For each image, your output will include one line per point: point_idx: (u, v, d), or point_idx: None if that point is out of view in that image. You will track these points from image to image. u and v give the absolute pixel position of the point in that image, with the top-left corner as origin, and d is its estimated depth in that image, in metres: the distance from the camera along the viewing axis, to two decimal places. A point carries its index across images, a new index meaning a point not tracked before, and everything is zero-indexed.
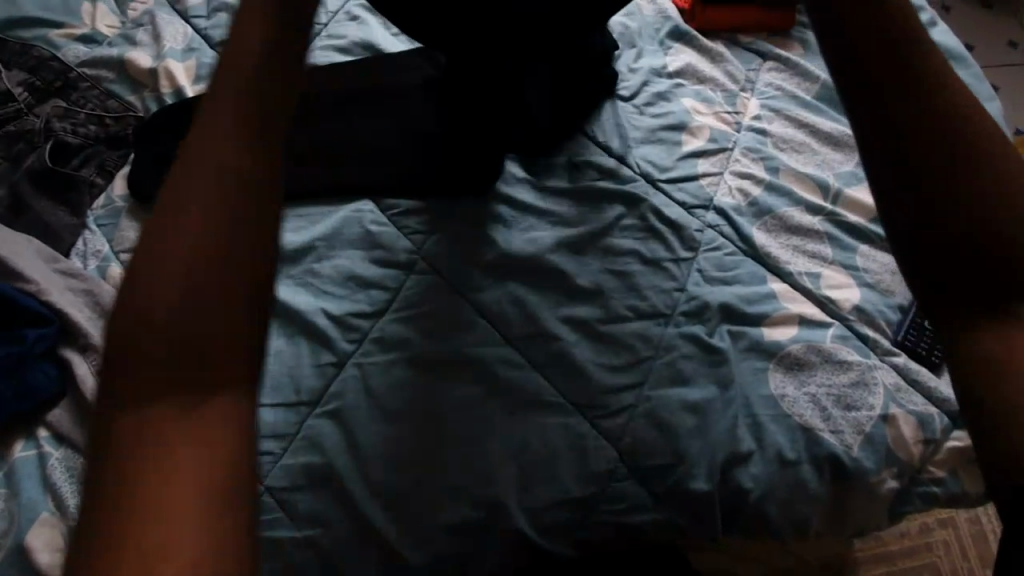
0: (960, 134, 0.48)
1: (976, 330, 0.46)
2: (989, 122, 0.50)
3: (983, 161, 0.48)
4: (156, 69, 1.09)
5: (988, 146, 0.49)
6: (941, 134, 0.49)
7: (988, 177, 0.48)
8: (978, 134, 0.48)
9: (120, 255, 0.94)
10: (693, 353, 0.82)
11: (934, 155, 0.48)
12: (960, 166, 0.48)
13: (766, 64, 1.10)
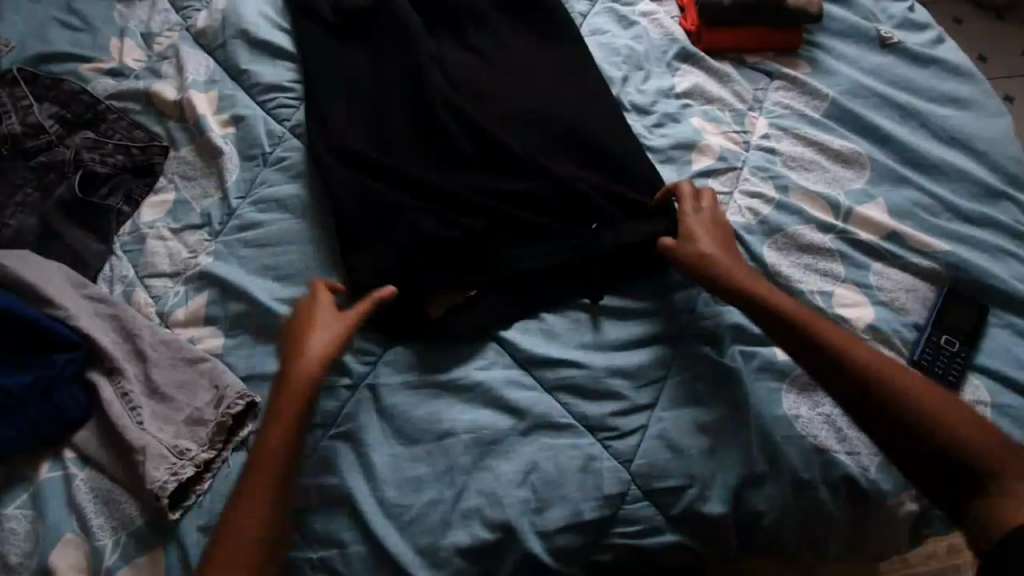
0: (980, 482, 0.67)
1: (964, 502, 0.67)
2: (854, 351, 0.76)
3: (937, 415, 0.71)
4: (180, 101, 1.14)
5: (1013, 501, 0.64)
6: (729, 284, 0.83)
7: (891, 380, 0.74)
8: (870, 354, 0.76)
9: (145, 279, 0.98)
10: (705, 374, 0.82)
11: (870, 397, 0.73)
12: (982, 501, 0.66)
13: (774, 83, 1.11)
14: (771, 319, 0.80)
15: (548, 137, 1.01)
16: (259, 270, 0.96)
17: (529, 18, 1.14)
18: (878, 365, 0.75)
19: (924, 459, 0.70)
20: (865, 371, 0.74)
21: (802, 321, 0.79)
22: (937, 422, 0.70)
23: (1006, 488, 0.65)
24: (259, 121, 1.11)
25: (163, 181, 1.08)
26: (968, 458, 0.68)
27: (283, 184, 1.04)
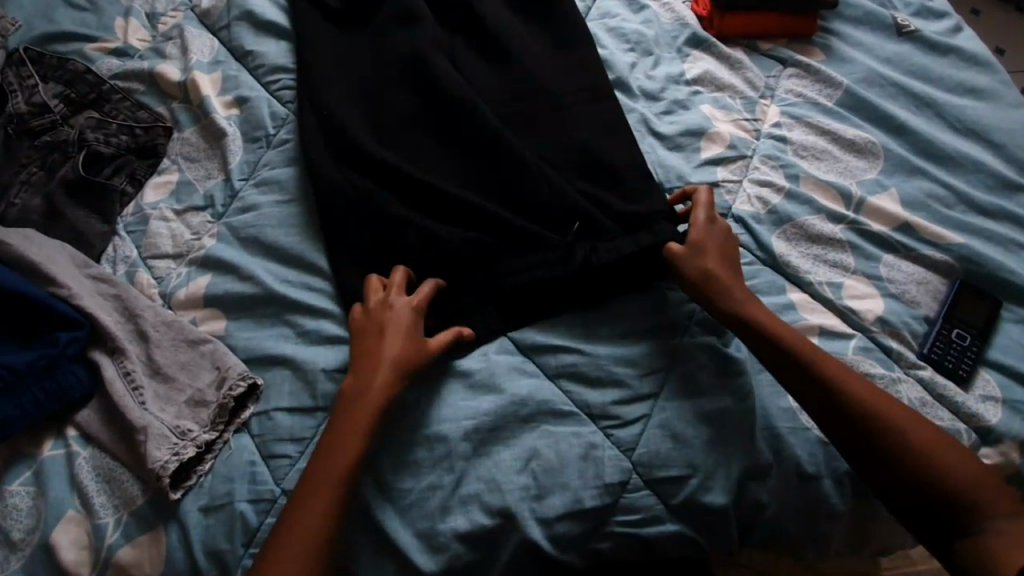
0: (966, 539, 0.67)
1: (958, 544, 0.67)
2: (859, 384, 0.74)
3: (934, 464, 0.69)
4: (184, 82, 1.14)
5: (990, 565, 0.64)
6: (728, 315, 0.80)
7: (892, 427, 0.71)
8: (875, 397, 0.73)
9: (148, 261, 0.99)
10: (710, 364, 0.81)
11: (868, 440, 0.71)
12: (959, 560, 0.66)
13: (787, 70, 1.10)
14: (769, 357, 0.77)
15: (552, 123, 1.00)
16: (261, 252, 0.96)
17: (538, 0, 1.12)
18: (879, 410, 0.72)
19: (912, 505, 0.70)
20: (866, 406, 0.72)
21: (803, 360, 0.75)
22: (934, 473, 0.69)
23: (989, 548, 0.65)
24: (264, 103, 1.11)
25: (166, 163, 1.09)
26: (967, 500, 0.67)
27: (283, 166, 1.05)
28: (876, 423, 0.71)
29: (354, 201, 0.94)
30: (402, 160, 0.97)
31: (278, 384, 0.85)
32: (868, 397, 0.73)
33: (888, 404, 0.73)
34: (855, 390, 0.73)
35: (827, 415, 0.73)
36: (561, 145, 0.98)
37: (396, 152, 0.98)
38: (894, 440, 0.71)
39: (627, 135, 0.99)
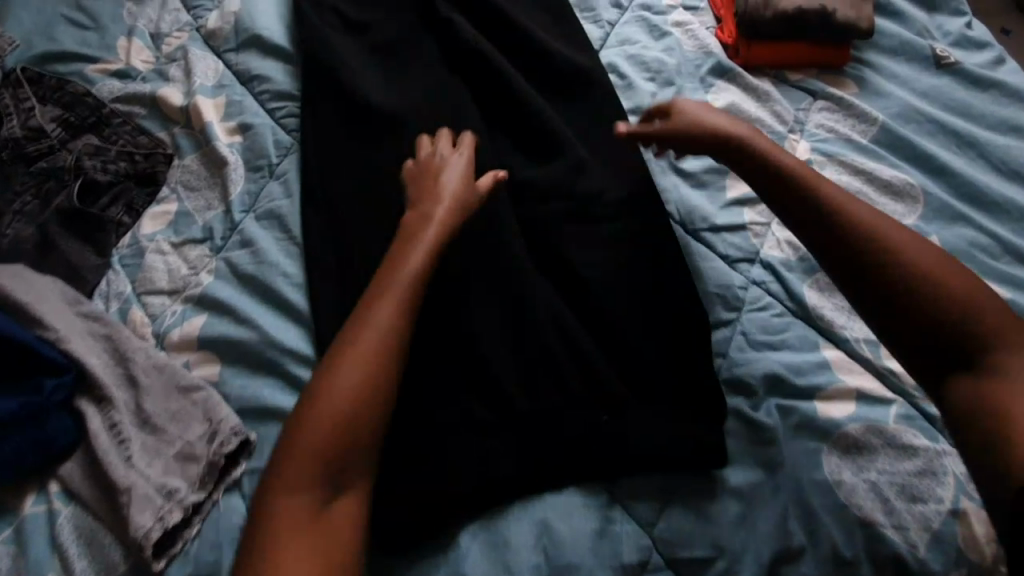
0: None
1: (957, 388, 0.69)
2: (870, 220, 0.76)
3: (937, 289, 0.71)
4: (186, 106, 1.10)
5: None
6: (812, 199, 0.79)
7: (904, 255, 0.73)
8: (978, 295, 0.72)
9: (142, 297, 0.95)
10: (734, 429, 0.76)
11: (874, 269, 0.73)
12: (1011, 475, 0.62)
13: (818, 103, 1.03)
14: (846, 240, 0.75)
15: (565, 165, 0.96)
16: (259, 292, 0.92)
17: (554, 37, 1.09)
18: (917, 271, 0.73)
19: (926, 351, 0.71)
20: (872, 235, 0.75)
21: (884, 246, 0.74)
22: (998, 376, 0.67)
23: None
24: (268, 130, 1.07)
25: (165, 191, 1.06)
26: (965, 330, 0.69)
27: (286, 199, 1.01)
28: (880, 254, 0.74)
29: (365, 251, 0.93)
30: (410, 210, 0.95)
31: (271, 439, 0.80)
32: (877, 226, 0.75)
33: (895, 233, 0.75)
34: (869, 224, 0.76)
35: (835, 252, 0.76)
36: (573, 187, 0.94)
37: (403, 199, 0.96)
38: (896, 270, 0.73)
39: (643, 180, 0.95)
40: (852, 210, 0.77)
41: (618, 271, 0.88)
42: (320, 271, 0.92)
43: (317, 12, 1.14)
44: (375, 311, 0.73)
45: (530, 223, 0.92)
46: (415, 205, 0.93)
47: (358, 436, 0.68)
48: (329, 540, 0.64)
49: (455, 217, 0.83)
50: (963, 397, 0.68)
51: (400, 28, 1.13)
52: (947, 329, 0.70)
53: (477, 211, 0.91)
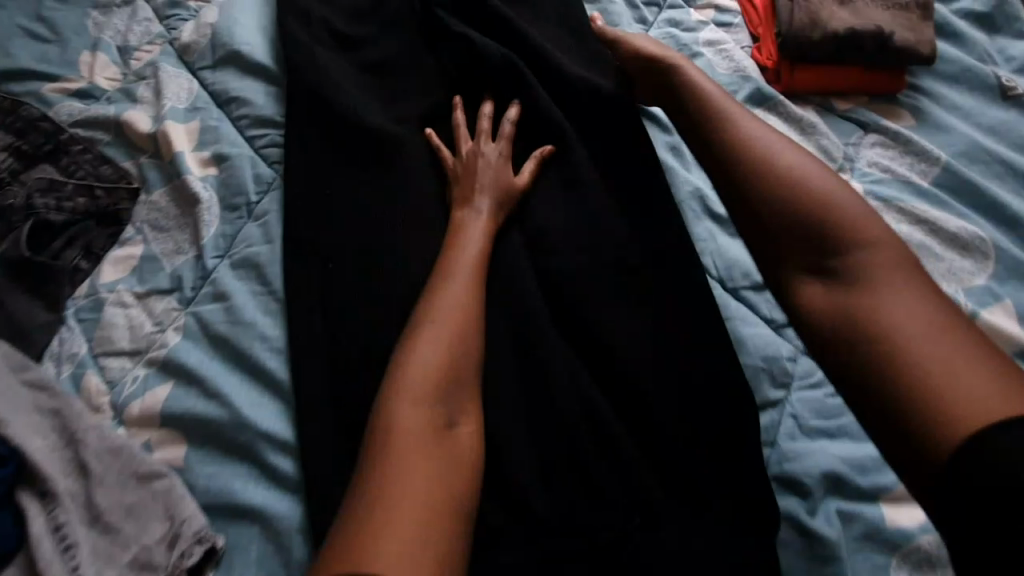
0: (896, 369, 0.56)
1: (808, 296, 0.67)
2: (757, 137, 0.76)
3: (814, 210, 0.69)
4: (155, 133, 0.97)
5: (950, 399, 0.53)
6: (703, 121, 0.81)
7: (788, 173, 0.72)
8: (831, 202, 0.69)
9: (99, 359, 0.84)
10: (786, 538, 0.67)
11: (753, 186, 0.73)
12: (894, 400, 0.56)
13: (869, 137, 0.91)
14: (720, 166, 0.77)
15: (581, 219, 0.86)
16: (232, 359, 0.81)
17: (570, 63, 0.98)
18: (804, 188, 0.70)
19: (810, 259, 0.68)
20: (753, 158, 0.74)
21: (755, 167, 0.74)
22: (852, 281, 0.63)
23: (940, 388, 0.54)
24: (247, 162, 0.95)
25: (129, 232, 0.94)
26: (846, 253, 0.66)
27: (266, 244, 0.89)
28: (757, 173, 0.73)
29: (357, 312, 0.81)
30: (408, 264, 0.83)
31: (245, 540, 0.70)
32: (761, 144, 0.75)
33: (790, 163, 0.73)
34: (755, 143, 0.76)
35: (720, 169, 0.77)
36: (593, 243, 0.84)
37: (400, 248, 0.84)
38: (773, 181, 0.72)
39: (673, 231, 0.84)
40: (735, 131, 0.78)
41: (643, 344, 0.78)
42: (305, 334, 0.81)
43: (303, 25, 1.02)
44: (453, 275, 0.74)
45: (552, 285, 0.82)
46: (417, 266, 0.84)
47: (462, 379, 0.67)
48: (455, 484, 0.59)
49: (500, 209, 0.84)
50: (825, 313, 0.64)
51: (397, 47, 1.00)
52: (817, 245, 0.67)
53: (495, 278, 0.81)
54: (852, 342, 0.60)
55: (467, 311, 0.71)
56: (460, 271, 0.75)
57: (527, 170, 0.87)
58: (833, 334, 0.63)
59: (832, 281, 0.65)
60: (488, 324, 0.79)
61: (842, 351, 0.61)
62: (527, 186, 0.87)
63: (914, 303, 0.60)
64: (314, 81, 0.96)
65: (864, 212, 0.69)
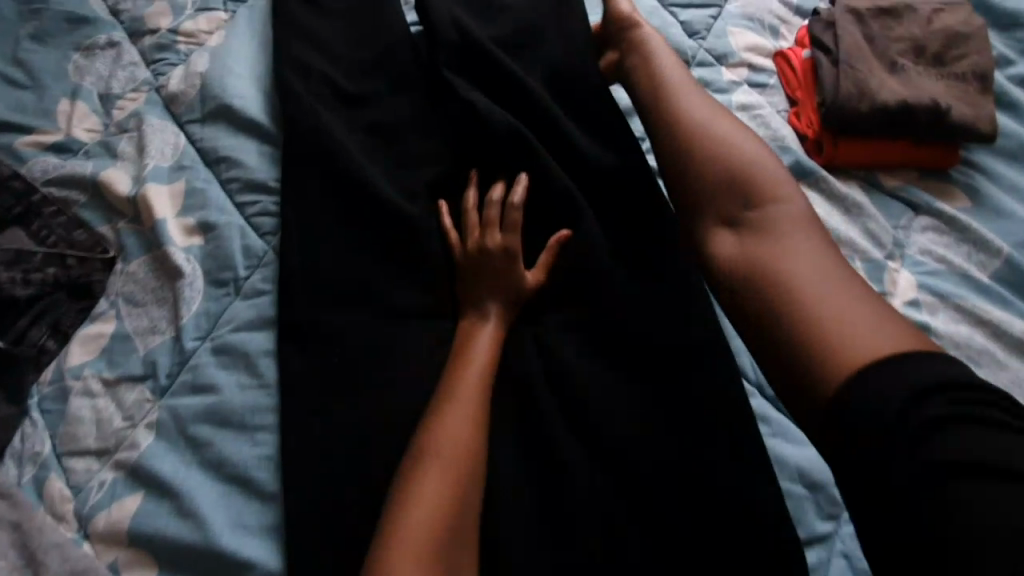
0: (794, 316, 0.65)
1: (725, 256, 0.74)
2: (702, 114, 0.83)
3: (746, 182, 0.76)
4: (135, 197, 0.89)
5: (836, 344, 0.61)
6: (660, 93, 0.86)
7: (723, 149, 0.79)
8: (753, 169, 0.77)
9: (64, 458, 0.77)
10: None
11: (694, 155, 0.80)
12: (792, 346, 0.64)
13: (920, 220, 0.83)
14: (660, 135, 0.84)
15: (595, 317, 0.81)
16: (212, 465, 0.75)
17: (589, 132, 0.90)
18: (735, 161, 0.78)
19: (732, 219, 0.75)
20: (695, 131, 0.81)
21: (694, 143, 0.81)
22: (765, 243, 0.71)
23: (834, 343, 0.61)
24: (236, 233, 0.87)
25: (102, 305, 0.86)
26: (763, 221, 0.73)
27: (254, 329, 0.82)
28: (701, 145, 0.80)
29: (357, 415, 0.76)
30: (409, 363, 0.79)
31: None
32: (703, 120, 0.82)
33: (726, 132, 0.80)
34: (699, 119, 0.82)
35: (668, 138, 0.83)
36: (613, 343, 0.80)
37: (403, 344, 0.80)
38: (709, 153, 0.79)
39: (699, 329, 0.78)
40: (684, 107, 0.84)
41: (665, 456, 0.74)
42: (299, 435, 0.75)
43: (301, 77, 0.94)
44: (457, 392, 0.73)
45: (566, 390, 0.78)
46: (425, 366, 0.79)
47: (463, 515, 0.67)
48: None
49: (508, 312, 0.81)
50: (742, 277, 0.71)
51: (404, 107, 0.93)
52: (739, 213, 0.75)
53: (510, 387, 0.79)
54: (759, 299, 0.69)
55: (473, 443, 0.70)
56: (467, 401, 0.72)
57: (540, 264, 0.83)
58: (747, 290, 0.70)
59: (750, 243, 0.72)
60: (500, 436, 0.76)
61: (756, 306, 0.69)
62: (539, 280, 0.82)
63: (819, 269, 0.67)
64: (311, 144, 0.88)
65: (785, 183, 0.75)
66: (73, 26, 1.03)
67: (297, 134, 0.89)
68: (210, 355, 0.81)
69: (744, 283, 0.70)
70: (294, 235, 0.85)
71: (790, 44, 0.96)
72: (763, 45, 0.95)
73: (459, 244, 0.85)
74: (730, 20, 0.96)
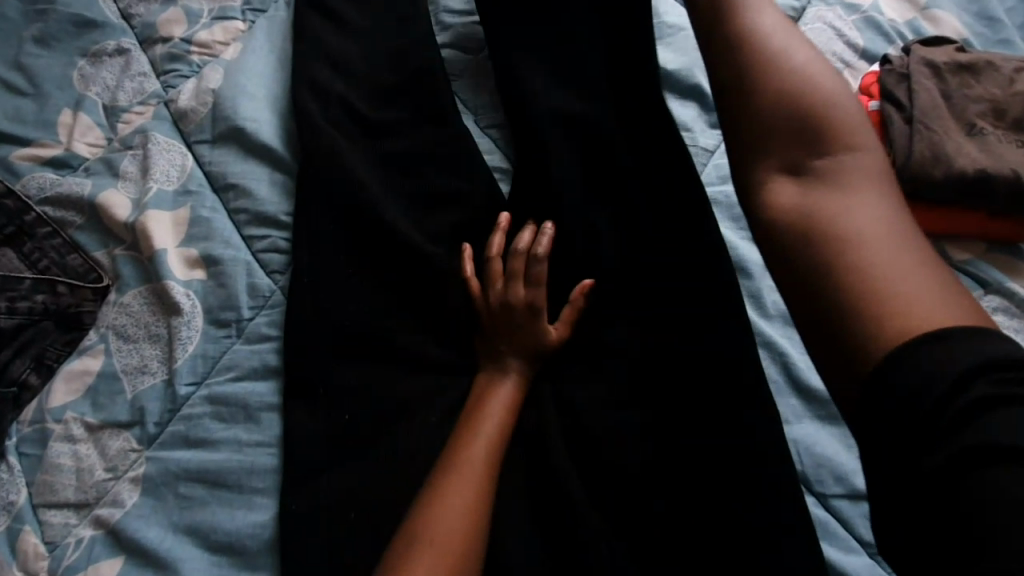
0: (847, 270, 0.51)
1: (771, 190, 0.59)
2: (760, 16, 0.66)
3: (811, 98, 0.59)
4: (134, 223, 0.83)
5: (895, 312, 0.48)
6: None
7: (782, 56, 0.62)
8: (825, 98, 0.59)
9: (39, 510, 0.71)
10: None
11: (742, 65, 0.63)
12: (837, 305, 0.51)
13: (989, 299, 0.77)
14: (715, 43, 0.66)
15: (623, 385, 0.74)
16: (199, 530, 0.69)
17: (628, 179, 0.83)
18: (798, 77, 0.61)
19: (788, 144, 0.59)
20: (749, 36, 0.64)
21: (745, 49, 0.64)
22: (825, 179, 0.56)
23: (904, 306, 0.48)
24: (241, 271, 0.80)
25: (91, 338, 0.79)
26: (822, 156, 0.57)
27: (255, 379, 0.76)
28: (756, 51, 0.63)
29: (361, 485, 0.69)
30: (422, 427, 0.71)
31: None
32: (763, 25, 0.65)
33: (788, 41, 0.63)
34: (752, 20, 0.65)
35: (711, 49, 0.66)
36: (644, 420, 0.72)
37: (418, 406, 0.73)
38: (763, 62, 0.62)
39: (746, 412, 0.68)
40: (743, 7, 0.66)
41: (698, 552, 0.67)
42: (300, 502, 0.68)
43: (320, 102, 0.88)
44: (466, 457, 0.65)
45: (591, 466, 0.72)
46: (435, 432, 0.71)
47: None
48: None
49: (528, 375, 0.74)
50: (790, 217, 0.56)
51: (429, 139, 0.85)
52: (796, 137, 0.59)
53: (530, 461, 0.73)
54: (804, 243, 0.55)
55: (471, 526, 0.61)
56: (469, 485, 0.63)
57: (564, 318, 0.75)
58: (795, 230, 0.55)
59: (801, 177, 0.58)
60: (513, 518, 0.69)
61: (801, 246, 0.55)
62: (561, 338, 0.75)
63: (885, 215, 0.53)
64: (327, 178, 0.82)
65: (852, 111, 0.60)
66: (80, 30, 0.97)
67: (312, 165, 0.82)
68: (204, 405, 0.74)
69: (794, 232, 0.55)
70: (305, 276, 0.78)
71: (852, 92, 0.89)
72: None
73: (480, 294, 0.76)
74: None
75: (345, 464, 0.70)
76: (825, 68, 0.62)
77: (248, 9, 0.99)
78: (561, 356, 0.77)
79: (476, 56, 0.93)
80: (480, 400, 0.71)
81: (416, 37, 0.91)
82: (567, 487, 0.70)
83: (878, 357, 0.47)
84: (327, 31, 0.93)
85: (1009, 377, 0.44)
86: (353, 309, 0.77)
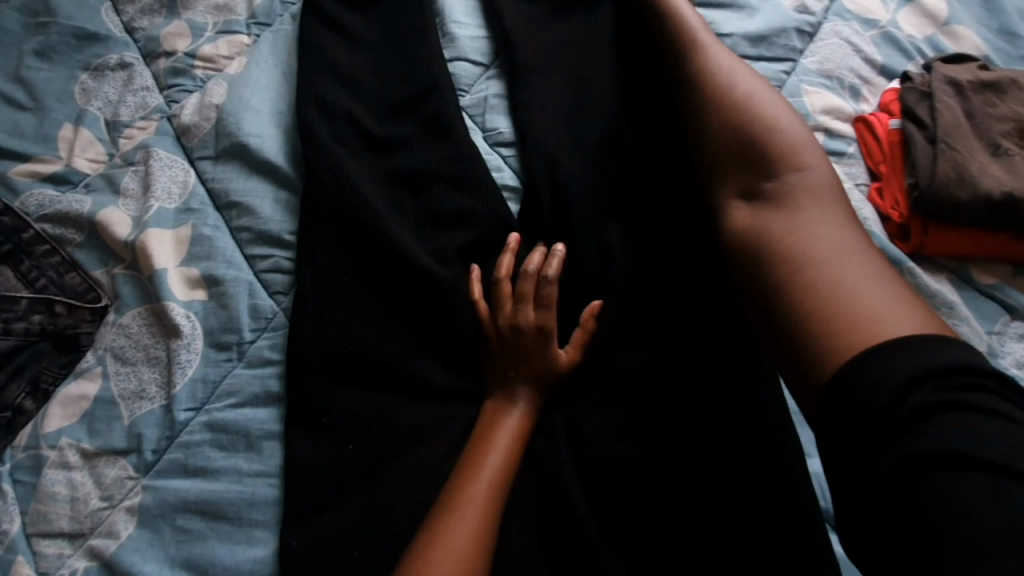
0: (796, 285, 0.56)
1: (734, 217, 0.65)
2: (720, 62, 0.74)
3: (764, 132, 0.66)
4: (134, 242, 0.81)
5: (842, 323, 0.52)
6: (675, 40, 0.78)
7: (738, 95, 0.69)
8: (776, 130, 0.66)
9: (32, 541, 0.68)
10: None
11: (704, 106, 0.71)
12: (794, 321, 0.55)
13: (1016, 326, 0.74)
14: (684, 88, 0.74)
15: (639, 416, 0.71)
16: (197, 564, 0.66)
17: None
18: (753, 112, 0.68)
19: (746, 175, 0.66)
20: (709, 80, 0.72)
21: (708, 91, 0.72)
22: (781, 203, 0.62)
23: (854, 317, 0.52)
24: (243, 291, 0.78)
25: (89, 360, 0.77)
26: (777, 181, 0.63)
27: (256, 404, 0.73)
28: (715, 92, 0.71)
29: (365, 518, 0.66)
30: (428, 458, 0.69)
31: None
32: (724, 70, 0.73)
33: (744, 82, 0.71)
34: (714, 65, 0.73)
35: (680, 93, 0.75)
36: (660, 452, 0.69)
37: (425, 436, 0.70)
38: (722, 102, 0.70)
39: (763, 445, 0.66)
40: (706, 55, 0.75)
41: None
42: (302, 537, 0.66)
43: (325, 119, 0.86)
44: (472, 494, 0.62)
45: (604, 500, 0.69)
46: (442, 464, 0.69)
47: None
48: None
49: (538, 404, 0.71)
50: (751, 241, 0.62)
51: (436, 157, 0.83)
52: (753, 166, 0.65)
53: (541, 493, 0.70)
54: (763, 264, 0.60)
55: (470, 568, 0.58)
56: (473, 525, 0.60)
57: (575, 344, 0.72)
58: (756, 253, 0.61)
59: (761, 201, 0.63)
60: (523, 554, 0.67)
61: (761, 269, 0.60)
62: (573, 361, 0.72)
63: (838, 233, 0.58)
64: (331, 196, 0.79)
65: (807, 141, 0.65)
66: (82, 43, 0.95)
67: (316, 183, 0.80)
68: (203, 432, 0.72)
69: (753, 255, 0.61)
70: (309, 298, 0.76)
71: (872, 109, 0.87)
72: (843, 108, 0.86)
73: (489, 317, 0.74)
74: (806, 77, 0.87)
75: (348, 497, 0.68)
76: (783, 107, 0.69)
77: (253, 23, 0.98)
78: (574, 383, 0.74)
79: (485, 71, 0.91)
80: (489, 432, 0.68)
81: (425, 52, 0.89)
82: (579, 523, 0.67)
83: (829, 369, 0.51)
84: (333, 45, 0.91)
85: (950, 385, 0.46)
86: (357, 332, 0.74)
